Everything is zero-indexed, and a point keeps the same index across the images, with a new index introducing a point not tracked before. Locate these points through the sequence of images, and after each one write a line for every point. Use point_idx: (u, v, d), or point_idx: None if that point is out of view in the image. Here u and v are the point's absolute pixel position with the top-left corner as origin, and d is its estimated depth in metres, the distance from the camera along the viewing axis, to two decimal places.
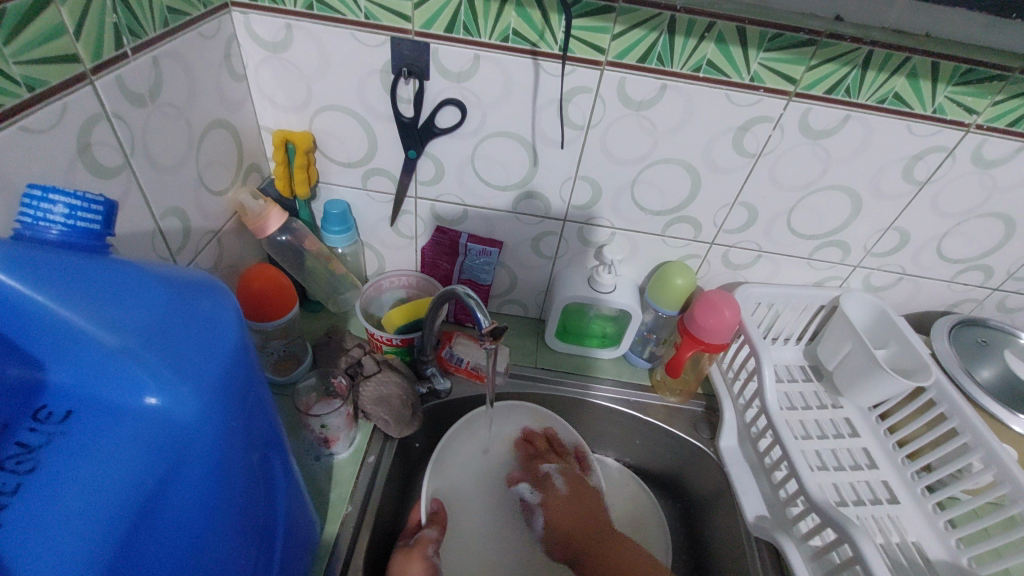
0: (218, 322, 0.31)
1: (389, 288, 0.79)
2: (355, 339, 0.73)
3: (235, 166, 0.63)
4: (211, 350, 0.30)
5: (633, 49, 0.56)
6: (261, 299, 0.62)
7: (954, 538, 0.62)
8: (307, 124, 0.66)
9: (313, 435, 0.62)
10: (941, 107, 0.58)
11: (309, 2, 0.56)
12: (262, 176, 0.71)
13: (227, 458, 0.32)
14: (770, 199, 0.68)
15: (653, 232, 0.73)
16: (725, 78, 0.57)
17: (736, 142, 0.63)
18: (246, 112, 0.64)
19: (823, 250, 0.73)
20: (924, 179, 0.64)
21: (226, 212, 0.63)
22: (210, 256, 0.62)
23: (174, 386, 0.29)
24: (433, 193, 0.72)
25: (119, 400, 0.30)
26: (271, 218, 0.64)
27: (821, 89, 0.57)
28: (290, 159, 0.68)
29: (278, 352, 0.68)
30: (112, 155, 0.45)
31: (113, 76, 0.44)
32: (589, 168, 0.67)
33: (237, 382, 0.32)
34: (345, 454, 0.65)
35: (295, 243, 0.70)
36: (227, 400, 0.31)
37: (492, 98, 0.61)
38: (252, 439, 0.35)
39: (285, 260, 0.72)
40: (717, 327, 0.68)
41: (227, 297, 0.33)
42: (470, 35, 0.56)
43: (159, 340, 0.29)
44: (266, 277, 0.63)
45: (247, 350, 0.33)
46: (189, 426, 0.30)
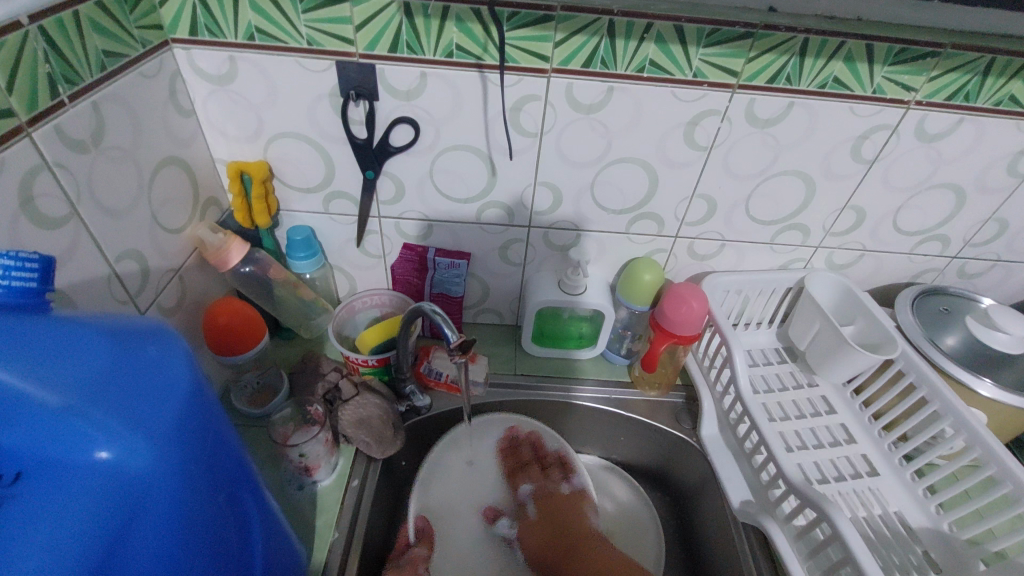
0: (167, 366, 0.31)
1: (361, 309, 0.79)
2: (331, 363, 0.73)
3: (191, 202, 0.63)
4: (160, 396, 0.30)
5: (576, 55, 0.57)
6: (228, 334, 0.62)
7: (934, 503, 0.64)
8: (261, 154, 0.66)
9: (292, 466, 0.62)
10: (879, 87, 0.59)
11: (249, 33, 0.56)
12: (222, 209, 0.71)
13: (187, 500, 0.32)
14: (726, 189, 0.69)
15: (617, 230, 0.74)
16: (669, 76, 0.58)
17: (687, 137, 0.64)
18: (198, 147, 0.64)
19: (784, 234, 0.75)
20: (872, 157, 0.66)
21: (186, 249, 0.63)
22: (172, 294, 0.61)
23: (125, 436, 0.29)
24: (396, 211, 0.72)
25: (66, 458, 0.29)
26: (232, 251, 0.63)
27: (762, 79, 0.59)
28: (247, 190, 0.67)
29: (252, 385, 0.70)
30: (57, 205, 0.45)
31: (50, 125, 0.43)
32: (547, 173, 0.67)
33: (191, 424, 0.32)
34: (328, 481, 0.65)
35: (260, 273, 0.69)
36: (182, 444, 0.31)
37: (443, 113, 0.62)
38: (215, 479, 0.35)
39: (253, 291, 0.71)
40: (687, 319, 0.69)
41: (175, 339, 0.33)
42: (414, 54, 0.57)
43: (105, 392, 0.29)
44: (232, 310, 0.63)
45: (200, 391, 0.33)
46: (144, 475, 0.29)
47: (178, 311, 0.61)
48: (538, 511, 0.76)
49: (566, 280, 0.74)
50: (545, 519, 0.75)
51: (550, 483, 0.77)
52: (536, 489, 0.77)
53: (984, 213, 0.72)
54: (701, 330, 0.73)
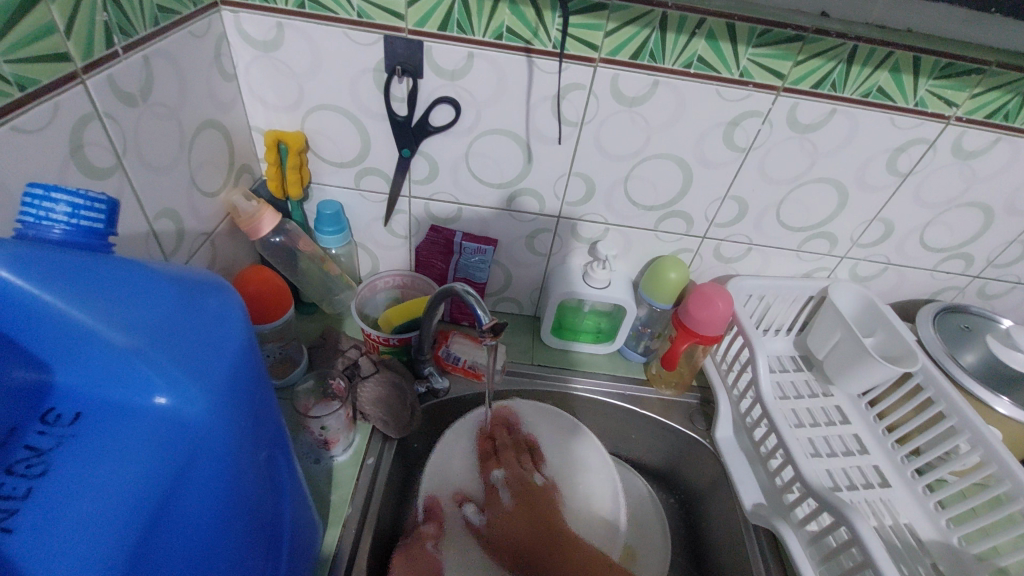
0: (226, 321, 0.31)
1: (383, 288, 0.78)
2: (351, 340, 0.73)
3: (227, 167, 0.63)
4: (218, 350, 0.30)
5: (625, 46, 0.57)
6: (256, 300, 0.62)
7: (943, 517, 0.64)
8: (299, 124, 0.65)
9: (312, 438, 0.62)
10: (922, 100, 0.60)
11: (300, 1, 0.55)
12: (254, 178, 0.70)
13: (238, 460, 0.32)
14: (759, 193, 0.69)
15: (646, 227, 0.74)
16: (716, 74, 0.58)
17: (727, 137, 0.64)
18: (236, 113, 0.63)
19: (812, 242, 0.75)
20: (907, 170, 0.66)
21: (219, 214, 0.62)
22: (203, 258, 0.61)
23: (184, 385, 0.29)
24: (427, 192, 0.72)
25: (127, 400, 0.29)
26: (264, 219, 0.63)
27: (808, 84, 0.59)
28: (282, 160, 0.67)
29: (275, 355, 0.67)
30: (104, 156, 0.44)
31: (104, 74, 0.43)
32: (583, 164, 0.67)
33: (244, 382, 0.32)
34: (344, 456, 0.65)
35: (289, 244, 0.69)
36: (235, 400, 0.31)
37: (486, 96, 0.62)
38: (258, 441, 0.34)
39: (278, 260, 0.71)
40: (712, 319, 0.69)
41: (233, 295, 0.33)
42: (464, 33, 0.57)
43: (167, 339, 0.29)
44: (261, 278, 0.63)
45: (253, 352, 0.33)
46: (199, 426, 0.29)
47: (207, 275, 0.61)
48: (513, 497, 0.70)
49: (590, 273, 0.74)
50: (524, 510, 0.70)
51: (522, 469, 0.73)
52: (508, 474, 0.72)
53: (1010, 235, 0.72)
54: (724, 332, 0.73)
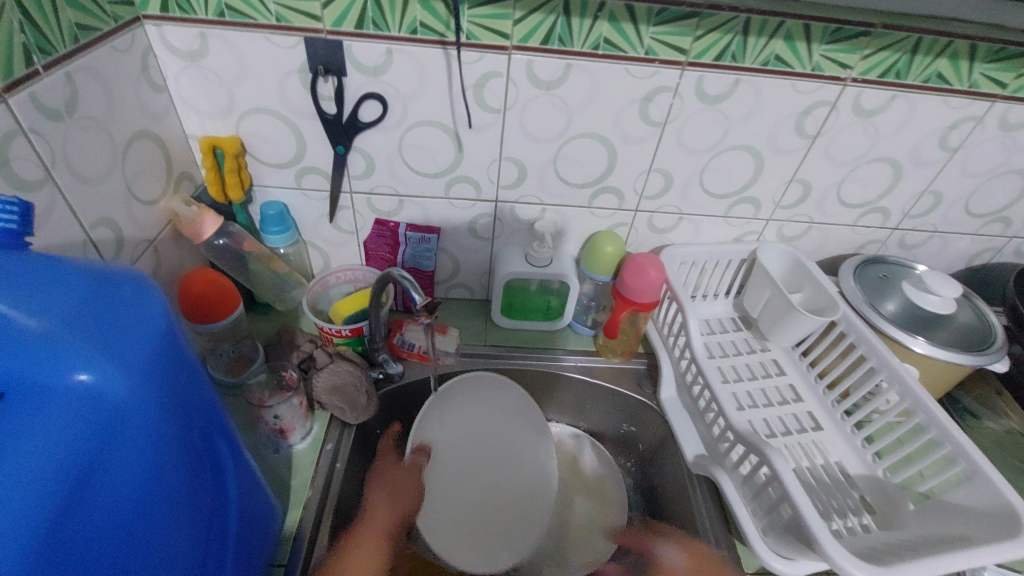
0: (143, 307, 0.34)
1: (336, 284, 0.81)
2: (306, 335, 0.76)
3: (165, 175, 0.65)
4: (137, 332, 0.34)
5: (534, 32, 0.60)
6: (202, 302, 0.66)
7: (870, 453, 0.69)
8: (233, 129, 0.68)
9: (267, 428, 0.65)
10: (818, 65, 0.64)
11: (219, 10, 0.58)
12: (195, 184, 0.72)
13: (162, 431, 0.35)
14: (682, 164, 0.73)
15: (580, 204, 0.78)
16: (623, 54, 0.62)
17: (643, 113, 0.67)
18: (170, 122, 0.66)
19: (737, 207, 0.79)
20: (814, 132, 0.70)
21: (160, 221, 0.65)
22: (147, 264, 0.64)
23: (102, 363, 0.32)
24: (367, 186, 0.74)
25: (49, 380, 0.32)
26: (206, 223, 0.66)
27: (709, 57, 0.63)
28: (220, 164, 0.69)
29: (228, 353, 0.72)
30: (32, 169, 0.47)
31: (26, 93, 0.45)
32: (512, 149, 0.71)
33: (167, 361, 0.35)
34: (303, 445, 0.69)
35: (233, 246, 0.72)
36: (159, 377, 0.35)
37: (409, 89, 0.64)
38: (186, 416, 0.38)
39: (227, 264, 0.75)
40: (646, 288, 0.73)
41: (152, 286, 0.36)
42: (380, 30, 0.59)
43: (83, 324, 0.32)
44: (207, 279, 0.67)
45: (174, 334, 0.36)
46: (121, 399, 0.33)
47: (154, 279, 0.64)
48: None
49: (532, 252, 0.78)
50: None
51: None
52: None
53: (921, 186, 0.77)
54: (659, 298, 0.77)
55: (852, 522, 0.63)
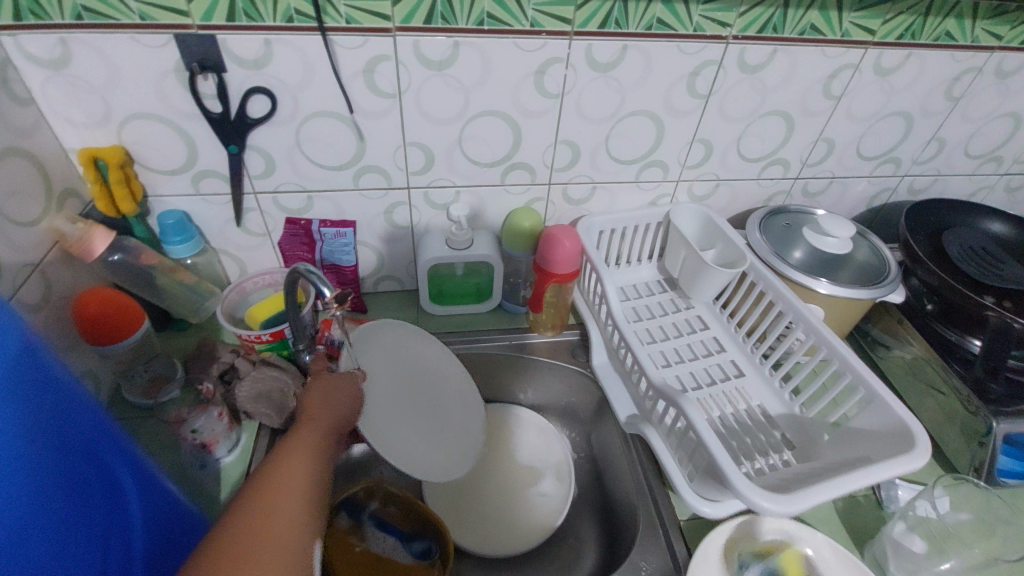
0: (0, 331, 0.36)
1: (253, 289, 0.86)
2: (227, 347, 0.83)
3: (45, 194, 0.70)
4: None
5: (416, 11, 0.66)
6: (99, 322, 0.72)
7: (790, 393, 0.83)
8: (114, 138, 0.73)
9: (190, 443, 0.72)
10: (699, 25, 0.72)
11: (77, 13, 0.61)
12: (83, 201, 0.77)
13: (31, 453, 0.38)
14: (584, 133, 0.83)
15: (495, 182, 0.88)
16: (509, 28, 0.69)
17: (539, 86, 0.76)
18: (42, 137, 0.69)
19: (646, 171, 0.91)
20: (706, 91, 0.80)
21: (45, 242, 0.70)
22: (37, 289, 0.68)
23: None
24: (271, 185, 0.82)
25: None
26: (96, 239, 0.72)
27: (594, 25, 0.70)
28: (104, 175, 0.74)
29: (143, 374, 0.79)
30: None
31: None
32: (416, 134, 0.79)
33: (28, 379, 0.38)
34: (230, 458, 0.76)
35: (130, 260, 0.80)
36: (20, 396, 0.37)
37: (297, 81, 0.71)
38: (58, 432, 0.40)
39: (128, 281, 0.82)
40: (564, 257, 0.78)
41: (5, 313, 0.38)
42: (254, 20, 0.65)
43: None
44: (104, 300, 0.72)
45: (37, 354, 0.38)
46: None
47: (45, 303, 0.69)
48: None
49: (452, 237, 0.86)
50: None
51: None
52: None
53: (814, 134, 0.90)
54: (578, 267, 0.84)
55: (772, 456, 0.77)
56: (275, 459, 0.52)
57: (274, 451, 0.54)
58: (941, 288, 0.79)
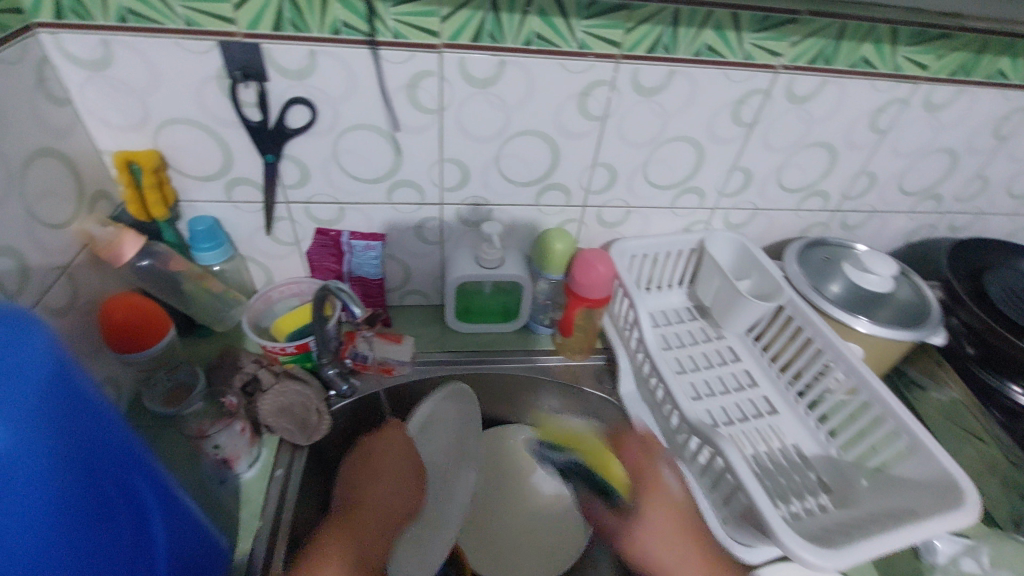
0: (27, 346, 0.30)
1: (279, 299, 0.78)
2: (251, 355, 0.72)
3: (77, 196, 0.60)
4: (21, 372, 0.30)
5: (640, 43, 0.61)
6: (126, 328, 0.62)
7: (825, 431, 0.72)
8: (150, 142, 0.64)
9: (210, 460, 0.62)
10: (899, 66, 0.67)
11: (274, 23, 0.56)
12: (115, 204, 0.68)
13: (59, 480, 0.31)
14: (763, 161, 0.75)
15: (663, 206, 0.78)
16: (722, 59, 0.63)
17: (735, 115, 0.69)
18: (78, 137, 0.61)
19: (809, 201, 0.81)
20: (885, 128, 0.74)
21: (74, 245, 0.60)
22: (64, 293, 0.59)
23: None
24: (459, 198, 0.74)
25: None
26: (126, 244, 0.62)
27: (805, 60, 0.65)
28: (138, 180, 0.64)
29: (165, 382, 0.69)
30: None
31: None
32: (607, 154, 0.71)
33: (56, 400, 0.31)
34: (251, 472, 0.66)
35: (159, 267, 0.68)
36: (45, 420, 0.31)
37: (517, 100, 0.64)
38: (86, 459, 0.34)
39: (158, 288, 0.70)
40: (596, 282, 0.72)
41: (37, 322, 0.31)
42: (494, 42, 0.59)
43: None
44: (130, 303, 0.63)
45: (66, 373, 0.32)
46: (11, 455, 0.28)
47: (69, 311, 0.59)
48: None
49: (636, 267, 0.83)
50: None
51: None
52: None
53: (971, 174, 0.82)
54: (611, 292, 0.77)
55: (809, 501, 0.66)
56: (316, 544, 0.58)
57: (319, 533, 0.60)
58: (983, 331, 0.72)
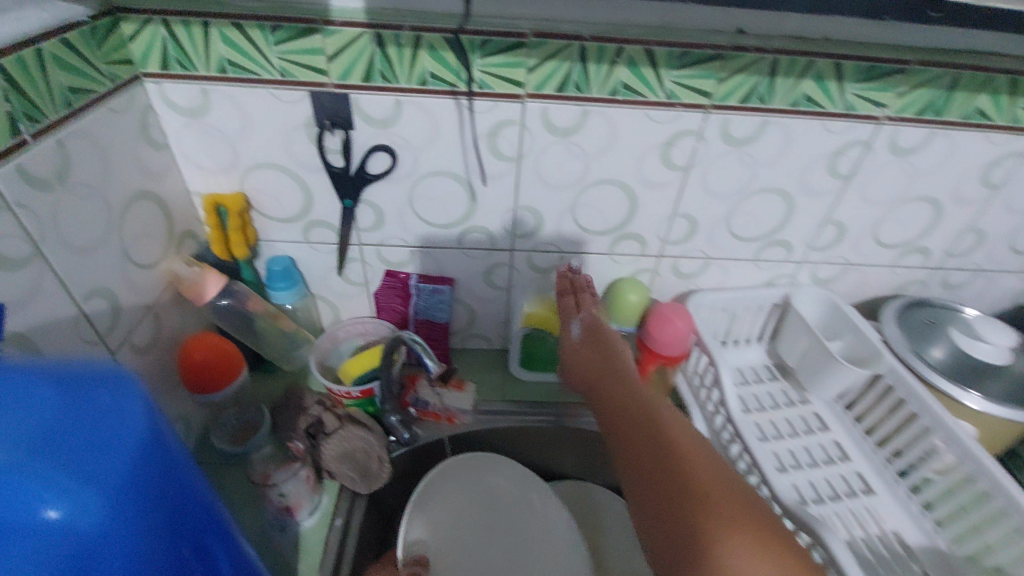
0: (123, 409, 0.29)
1: (345, 338, 0.78)
2: (315, 395, 0.70)
3: (166, 236, 0.62)
4: (118, 445, 0.28)
5: (735, 92, 0.58)
6: (201, 370, 0.63)
7: (930, 519, 0.64)
8: (237, 185, 0.65)
9: (273, 506, 0.62)
10: (1018, 118, 0.61)
11: (365, 74, 0.56)
12: (199, 242, 0.70)
13: (150, 552, 0.29)
14: (858, 216, 0.70)
15: (746, 258, 0.74)
16: (821, 110, 0.59)
17: (831, 166, 0.64)
18: (172, 181, 0.63)
19: (906, 257, 0.75)
20: (999, 182, 0.67)
21: (160, 284, 0.62)
22: (147, 331, 0.60)
23: (79, 493, 0.27)
24: (530, 245, 0.72)
25: (15, 517, 0.26)
26: (209, 283, 0.64)
27: (912, 112, 0.60)
28: (224, 223, 0.67)
29: (233, 423, 0.70)
30: (18, 247, 0.43)
31: (12, 166, 0.42)
32: (689, 205, 0.68)
33: (150, 473, 0.30)
34: (311, 521, 0.64)
35: (237, 306, 0.69)
36: (137, 497, 0.29)
37: (598, 149, 0.62)
38: (176, 536, 0.31)
39: (233, 326, 0.71)
40: (672, 339, 0.68)
41: (135, 385, 0.30)
42: (580, 92, 0.58)
43: (49, 446, 0.27)
44: (208, 345, 0.64)
45: (161, 438, 0.30)
46: (97, 534, 0.27)
47: (151, 348, 0.60)
48: None
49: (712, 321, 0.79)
50: None
51: None
52: None
53: None
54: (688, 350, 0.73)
55: None
56: None
57: None
58: None
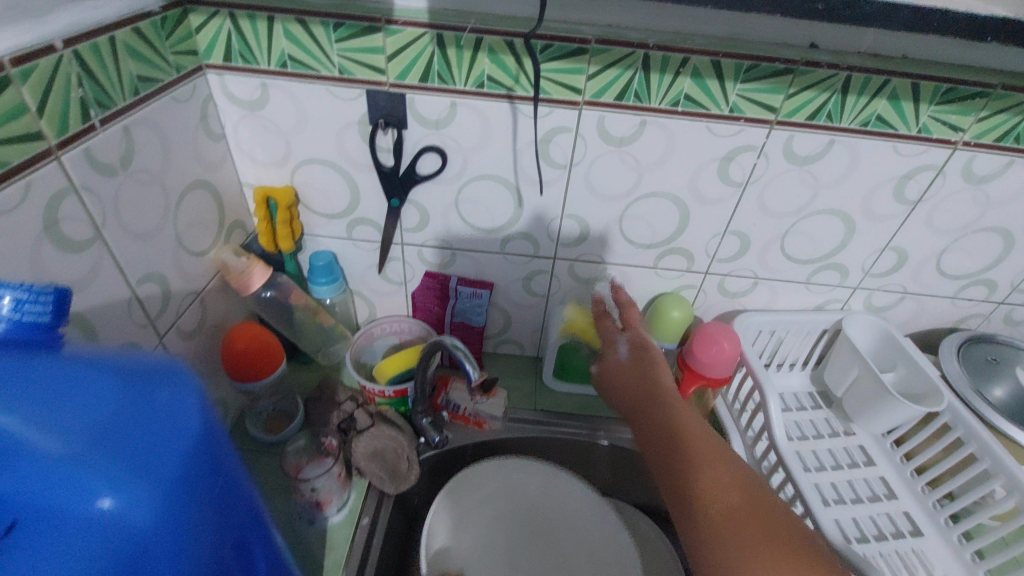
0: (180, 407, 0.29)
1: (380, 336, 0.78)
2: (348, 391, 0.72)
3: (217, 226, 0.63)
4: (171, 438, 0.28)
5: (801, 109, 0.56)
6: (242, 360, 0.63)
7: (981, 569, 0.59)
8: (288, 179, 0.66)
9: (304, 499, 0.61)
10: None
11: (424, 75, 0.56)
12: (248, 233, 0.71)
13: (196, 549, 0.30)
14: (921, 243, 0.66)
15: (798, 280, 0.72)
16: (894, 132, 0.57)
17: (897, 191, 0.62)
18: (226, 171, 0.64)
19: (970, 289, 0.71)
20: None
21: (209, 272, 0.63)
22: (194, 317, 0.61)
23: (133, 486, 0.26)
24: (573, 254, 0.71)
25: (70, 506, 0.26)
26: (255, 275, 0.63)
27: (991, 138, 0.57)
28: (272, 215, 0.67)
29: (268, 412, 0.71)
30: (80, 229, 0.44)
31: (79, 150, 0.43)
32: (741, 222, 0.65)
33: (200, 466, 0.29)
34: (339, 517, 0.64)
35: (280, 298, 0.69)
36: (187, 489, 0.28)
37: (652, 160, 0.61)
38: (217, 530, 0.31)
39: (274, 318, 0.72)
40: (716, 360, 0.66)
41: (190, 378, 0.30)
42: (640, 102, 0.56)
43: (107, 438, 0.27)
44: (250, 336, 0.64)
45: (212, 432, 0.30)
46: (147, 528, 0.27)
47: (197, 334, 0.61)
48: None
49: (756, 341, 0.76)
50: None
51: None
52: None
53: None
54: (732, 373, 0.70)
55: None
56: None
57: None
58: None
